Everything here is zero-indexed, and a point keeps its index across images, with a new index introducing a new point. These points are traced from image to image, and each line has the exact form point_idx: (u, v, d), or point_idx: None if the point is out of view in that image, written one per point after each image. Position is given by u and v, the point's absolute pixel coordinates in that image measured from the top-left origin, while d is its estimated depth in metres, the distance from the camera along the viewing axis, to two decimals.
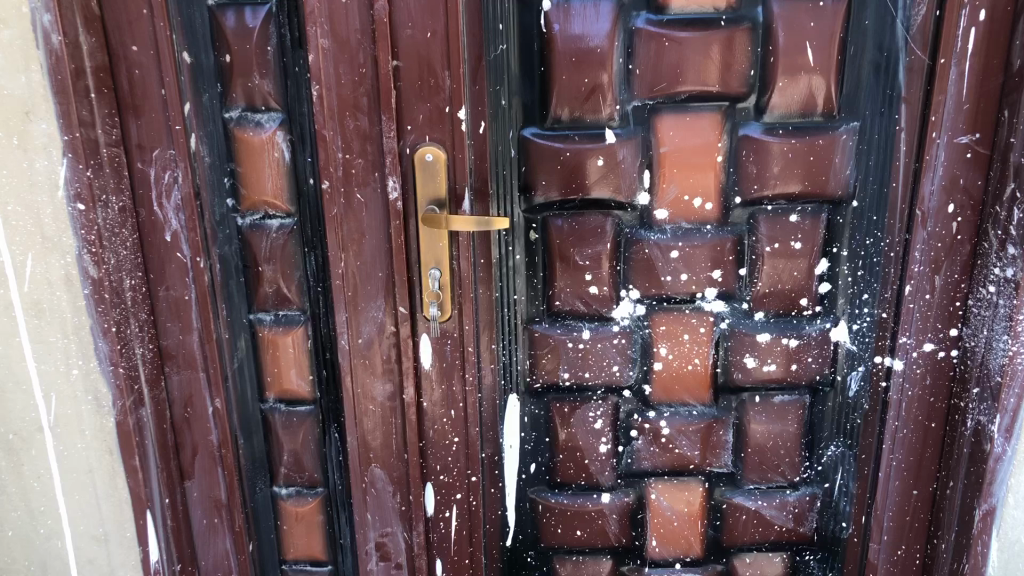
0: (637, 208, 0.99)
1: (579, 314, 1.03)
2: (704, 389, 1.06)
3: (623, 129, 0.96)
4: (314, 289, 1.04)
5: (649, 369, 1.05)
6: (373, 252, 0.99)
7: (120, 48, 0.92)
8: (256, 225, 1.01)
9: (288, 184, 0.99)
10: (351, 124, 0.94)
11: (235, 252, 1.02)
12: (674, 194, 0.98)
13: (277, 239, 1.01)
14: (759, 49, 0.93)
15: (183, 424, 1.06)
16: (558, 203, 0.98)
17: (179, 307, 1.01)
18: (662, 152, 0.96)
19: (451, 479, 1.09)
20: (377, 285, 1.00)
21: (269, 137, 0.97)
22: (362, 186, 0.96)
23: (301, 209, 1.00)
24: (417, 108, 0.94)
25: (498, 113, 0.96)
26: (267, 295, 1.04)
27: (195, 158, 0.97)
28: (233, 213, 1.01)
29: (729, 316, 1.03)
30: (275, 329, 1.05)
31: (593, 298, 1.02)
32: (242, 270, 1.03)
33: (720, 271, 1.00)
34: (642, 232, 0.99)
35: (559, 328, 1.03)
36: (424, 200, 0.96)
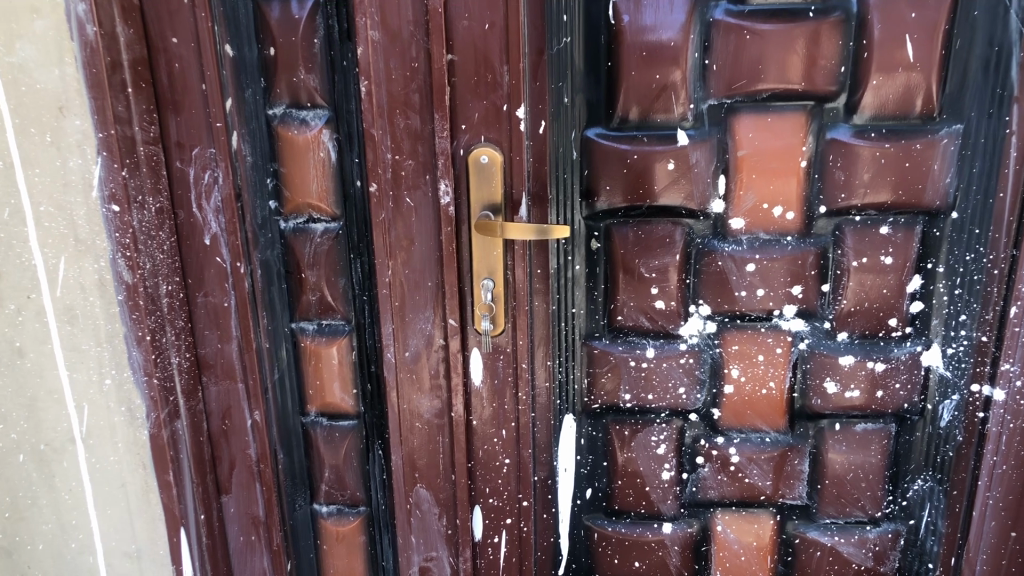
0: (710, 217, 0.90)
1: (643, 330, 0.95)
2: (779, 414, 0.97)
3: (697, 130, 0.87)
4: (359, 298, 0.97)
5: (718, 392, 0.97)
6: (422, 260, 0.92)
7: (159, 40, 0.86)
8: (300, 229, 0.95)
9: (334, 186, 0.93)
10: (402, 122, 0.87)
11: (278, 256, 0.97)
12: (752, 202, 0.89)
13: (321, 244, 0.95)
14: (851, 44, 0.84)
15: (220, 438, 1.01)
16: (623, 209, 0.91)
17: (218, 315, 0.96)
18: (740, 155, 0.87)
19: (501, 503, 1.02)
20: (426, 295, 0.94)
21: (314, 136, 0.91)
22: (412, 189, 0.89)
23: (348, 213, 0.94)
24: (473, 106, 0.87)
25: (560, 111, 0.89)
26: (310, 303, 0.98)
27: (237, 158, 0.90)
28: (276, 215, 0.96)
29: (809, 336, 0.94)
30: (318, 340, 0.99)
31: (659, 314, 0.94)
32: (285, 275, 0.98)
33: (800, 287, 0.91)
34: (715, 242, 0.91)
35: (622, 345, 0.95)
36: (478, 205, 0.89)
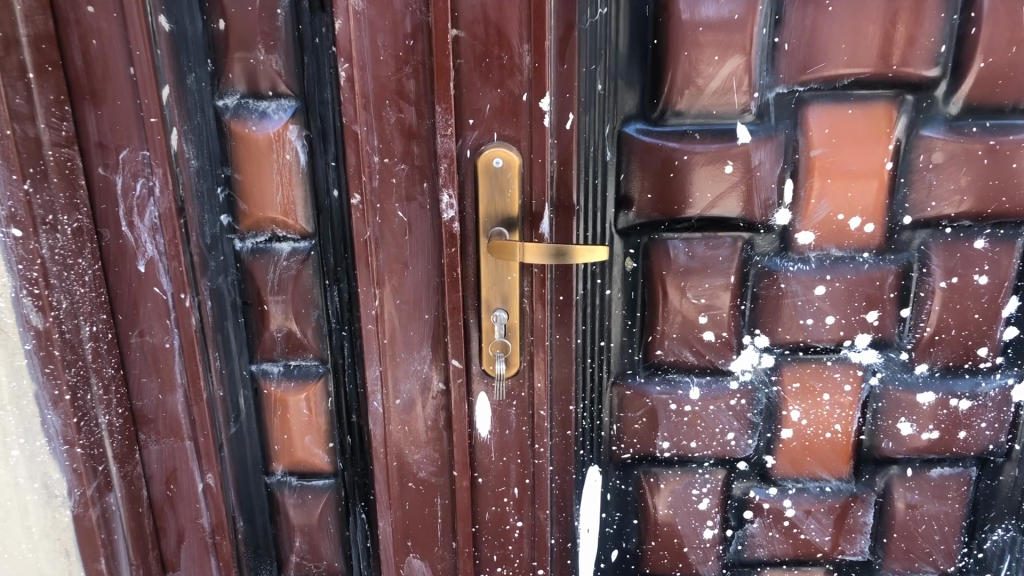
0: (773, 230, 0.74)
1: (686, 367, 0.79)
2: (843, 461, 0.82)
3: (762, 125, 0.70)
4: (336, 334, 0.79)
5: (773, 437, 0.81)
6: (418, 288, 0.74)
7: (71, 9, 0.66)
8: (260, 251, 0.76)
9: (303, 196, 0.73)
10: (392, 116, 0.69)
11: (232, 284, 0.78)
12: (825, 213, 0.73)
13: (288, 268, 0.76)
14: (955, 18, 0.67)
15: (165, 506, 0.82)
16: (666, 221, 0.74)
17: (157, 358, 0.77)
18: (813, 156, 0.71)
19: (511, 571, 0.85)
20: (422, 330, 0.76)
21: (277, 133, 0.71)
22: (405, 200, 0.71)
23: (321, 229, 0.75)
24: (483, 95, 0.68)
25: (592, 101, 0.70)
26: (274, 341, 0.78)
27: (178, 162, 0.70)
28: (229, 233, 0.76)
29: (882, 370, 0.78)
30: (285, 385, 0.80)
31: (707, 347, 0.77)
32: (242, 308, 0.79)
33: (877, 313, 0.76)
34: (778, 261, 0.75)
35: (661, 384, 0.79)
36: (489, 219, 0.71)
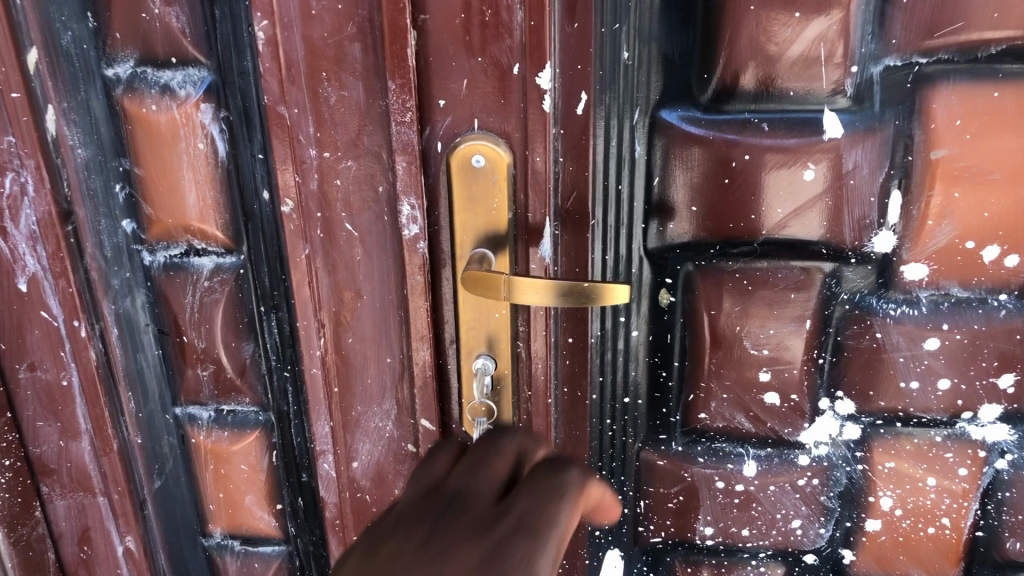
0: (870, 261, 0.52)
1: (739, 436, 0.59)
2: (950, 564, 0.60)
3: (860, 114, 0.49)
4: (277, 374, 0.60)
5: (854, 528, 0.61)
6: (376, 323, 0.56)
7: None
8: (175, 267, 0.58)
9: (224, 198, 0.55)
10: (331, 95, 0.49)
11: (144, 306, 0.60)
12: (948, 238, 0.50)
13: (211, 292, 0.58)
14: None
15: (80, 570, 0.67)
16: (718, 244, 0.53)
17: (54, 399, 0.61)
18: (936, 158, 0.48)
19: None
20: (383, 378, 0.58)
21: (182, 116, 0.52)
22: (355, 209, 0.53)
23: (250, 242, 0.56)
24: (457, 66, 0.48)
25: (614, 75, 0.50)
26: (200, 381, 0.61)
27: (56, 150, 0.52)
28: (136, 243, 0.58)
29: (1015, 450, 0.56)
30: (217, 435, 0.63)
31: (769, 413, 0.57)
32: (158, 336, 0.61)
33: (1013, 378, 0.54)
34: (874, 303, 0.53)
35: (704, 454, 0.59)
36: (469, 238, 0.51)
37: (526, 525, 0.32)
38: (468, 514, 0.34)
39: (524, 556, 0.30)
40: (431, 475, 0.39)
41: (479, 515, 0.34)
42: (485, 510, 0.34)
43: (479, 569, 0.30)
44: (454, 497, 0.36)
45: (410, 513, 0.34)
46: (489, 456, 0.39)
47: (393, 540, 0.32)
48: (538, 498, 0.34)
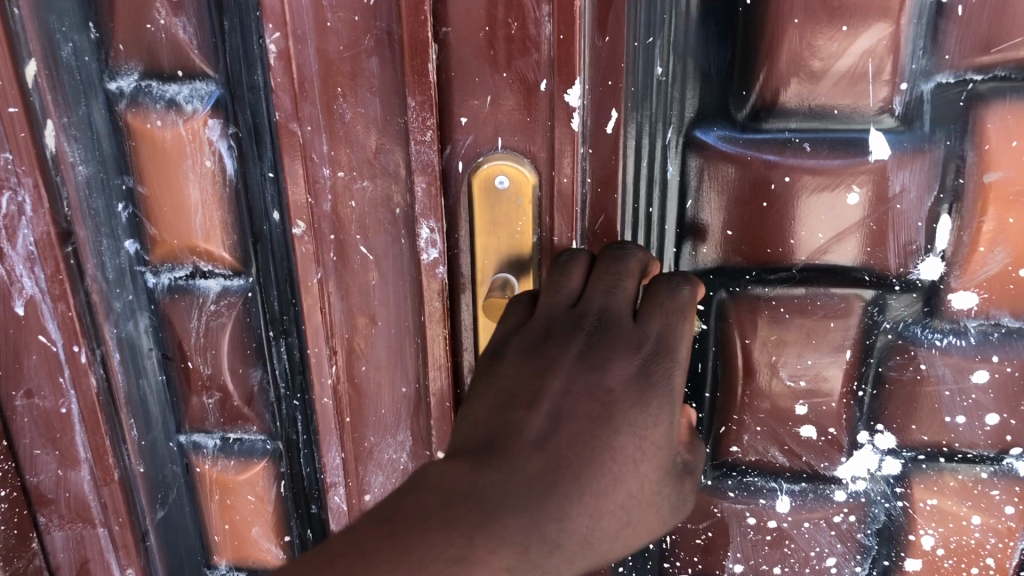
0: (915, 289, 0.49)
1: (772, 470, 0.56)
2: None
3: (908, 135, 0.46)
4: (286, 402, 0.58)
5: (891, 567, 0.58)
6: (391, 350, 0.53)
7: None
8: (180, 290, 0.55)
9: (231, 219, 0.52)
10: (346, 112, 0.47)
11: (148, 330, 0.57)
12: (1000, 265, 0.47)
13: (217, 316, 0.55)
14: None
15: None
16: (755, 269, 0.50)
17: (52, 428, 0.58)
18: (988, 180, 0.46)
19: None
20: (398, 408, 0.55)
21: (187, 132, 0.50)
22: (370, 232, 0.50)
23: (259, 265, 0.54)
24: (480, 82, 0.45)
25: (648, 91, 0.47)
26: (205, 408, 0.58)
27: (56, 167, 0.49)
28: (139, 265, 0.55)
29: None
30: (223, 465, 0.60)
31: (805, 447, 0.54)
32: (162, 362, 0.58)
33: None
34: (918, 332, 0.50)
35: (735, 489, 0.57)
36: (492, 261, 0.49)
37: (662, 347, 0.39)
38: (616, 342, 0.38)
39: (666, 383, 0.38)
40: (564, 291, 0.42)
41: (625, 333, 0.39)
42: (627, 341, 0.38)
43: (632, 384, 0.37)
44: (598, 321, 0.39)
45: (558, 329, 0.39)
46: (620, 270, 0.42)
47: (555, 348, 0.38)
48: (669, 319, 0.40)
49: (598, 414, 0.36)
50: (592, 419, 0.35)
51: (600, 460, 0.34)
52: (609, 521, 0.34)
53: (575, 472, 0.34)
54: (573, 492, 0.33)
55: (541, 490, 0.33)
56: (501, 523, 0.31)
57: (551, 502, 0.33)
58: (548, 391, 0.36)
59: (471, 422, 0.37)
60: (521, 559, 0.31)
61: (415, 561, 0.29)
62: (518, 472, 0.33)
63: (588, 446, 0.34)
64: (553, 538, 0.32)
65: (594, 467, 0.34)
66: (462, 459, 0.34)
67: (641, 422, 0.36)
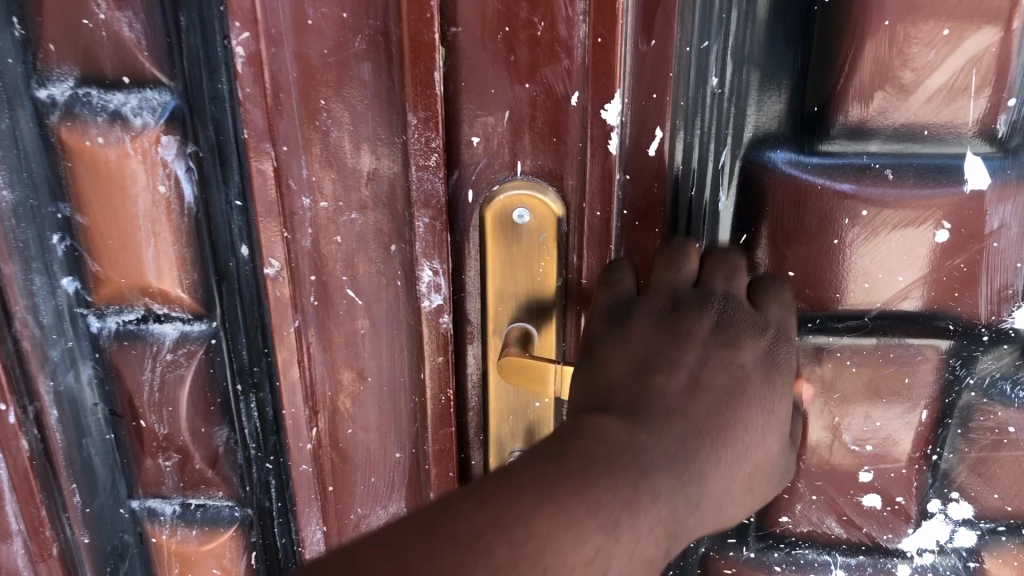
0: (1009, 341, 0.41)
1: (825, 542, 0.49)
2: None
3: (1012, 160, 0.38)
4: (258, 466, 0.49)
5: None
6: (383, 412, 0.45)
7: None
8: (130, 337, 0.46)
9: (190, 254, 0.43)
10: (331, 129, 0.38)
11: (92, 383, 0.48)
12: None
13: (175, 368, 0.46)
14: None
15: None
16: (818, 317, 0.42)
17: None
18: None
19: None
20: (392, 476, 0.46)
21: (135, 150, 0.41)
22: (359, 273, 0.41)
23: (223, 308, 0.45)
24: (497, 94, 0.37)
25: (697, 107, 0.39)
26: (162, 472, 0.50)
27: None
28: (80, 306, 0.46)
29: None
30: (184, 535, 0.51)
31: (866, 516, 0.47)
32: (109, 419, 0.49)
33: None
34: (1008, 389, 0.43)
35: (782, 563, 0.50)
36: (507, 309, 0.41)
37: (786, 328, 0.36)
38: (743, 325, 0.35)
39: (791, 356, 0.35)
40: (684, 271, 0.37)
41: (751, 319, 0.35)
42: (754, 324, 0.35)
43: (763, 366, 0.34)
44: (725, 306, 0.35)
45: (686, 307, 0.35)
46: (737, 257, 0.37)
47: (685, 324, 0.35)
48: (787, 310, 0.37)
49: (731, 389, 0.33)
50: (724, 391, 0.33)
51: (733, 426, 0.32)
52: (731, 496, 0.32)
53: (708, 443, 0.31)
54: (711, 458, 0.31)
55: (683, 453, 0.30)
56: (658, 478, 0.29)
57: (692, 466, 0.30)
58: (684, 356, 0.34)
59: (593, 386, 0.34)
60: (676, 518, 0.29)
61: (592, 493, 0.27)
62: (667, 434, 0.31)
63: (721, 410, 0.32)
64: (695, 500, 0.30)
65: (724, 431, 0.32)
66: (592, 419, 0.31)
67: (768, 397, 0.34)
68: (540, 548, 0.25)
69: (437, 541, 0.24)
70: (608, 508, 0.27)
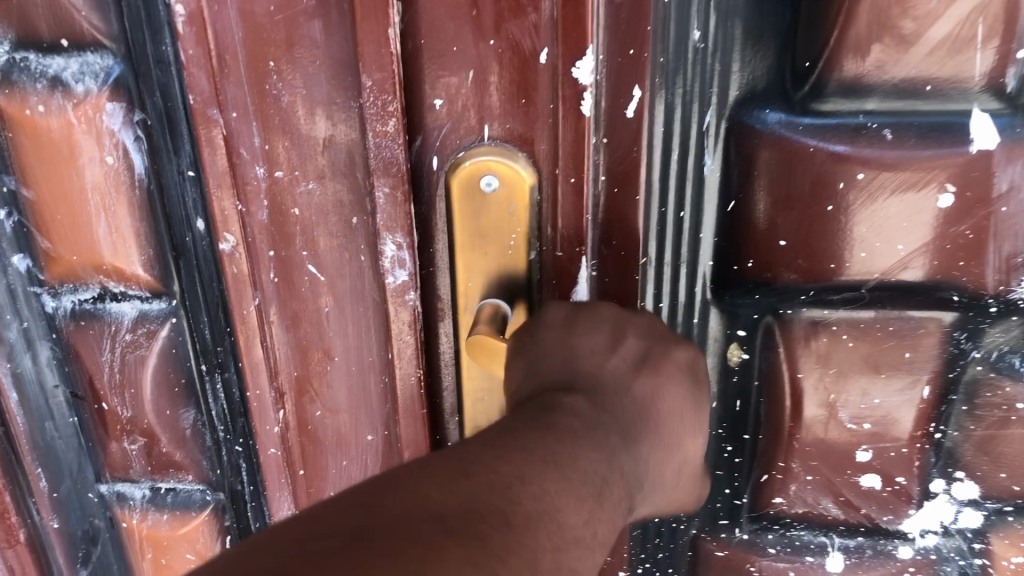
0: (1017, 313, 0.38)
1: (821, 523, 0.46)
2: None
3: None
4: (227, 449, 0.47)
5: None
6: (353, 394, 0.42)
7: None
8: (87, 316, 0.44)
9: (143, 229, 0.41)
10: (283, 93, 0.35)
11: (52, 364, 0.46)
12: None
13: (135, 349, 0.44)
14: None
15: None
16: (813, 289, 0.39)
17: None
18: None
19: None
20: (364, 459, 0.44)
21: (78, 119, 0.38)
22: (320, 248, 0.39)
23: (182, 285, 0.42)
24: (459, 52, 0.34)
25: (678, 65, 0.36)
26: (128, 456, 0.48)
27: None
28: (33, 285, 0.43)
29: None
30: (155, 521, 0.50)
31: (864, 497, 0.45)
32: (72, 401, 0.47)
33: None
34: (1017, 364, 0.40)
35: (776, 545, 0.48)
36: (479, 284, 0.38)
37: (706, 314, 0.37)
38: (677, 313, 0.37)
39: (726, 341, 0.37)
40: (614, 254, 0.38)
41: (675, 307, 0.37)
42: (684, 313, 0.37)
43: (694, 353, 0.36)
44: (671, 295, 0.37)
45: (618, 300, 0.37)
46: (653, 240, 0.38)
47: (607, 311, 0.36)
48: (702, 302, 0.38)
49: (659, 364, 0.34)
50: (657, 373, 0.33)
51: (672, 415, 0.33)
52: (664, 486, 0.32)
53: (639, 429, 0.31)
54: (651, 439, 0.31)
55: (631, 435, 0.30)
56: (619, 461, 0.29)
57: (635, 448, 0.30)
58: (625, 343, 0.34)
59: (545, 364, 0.33)
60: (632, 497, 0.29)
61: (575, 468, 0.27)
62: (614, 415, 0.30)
63: (658, 394, 0.33)
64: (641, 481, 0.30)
65: (655, 419, 0.32)
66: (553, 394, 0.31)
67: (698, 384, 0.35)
68: (534, 515, 0.24)
69: (443, 494, 0.23)
70: (591, 479, 0.27)
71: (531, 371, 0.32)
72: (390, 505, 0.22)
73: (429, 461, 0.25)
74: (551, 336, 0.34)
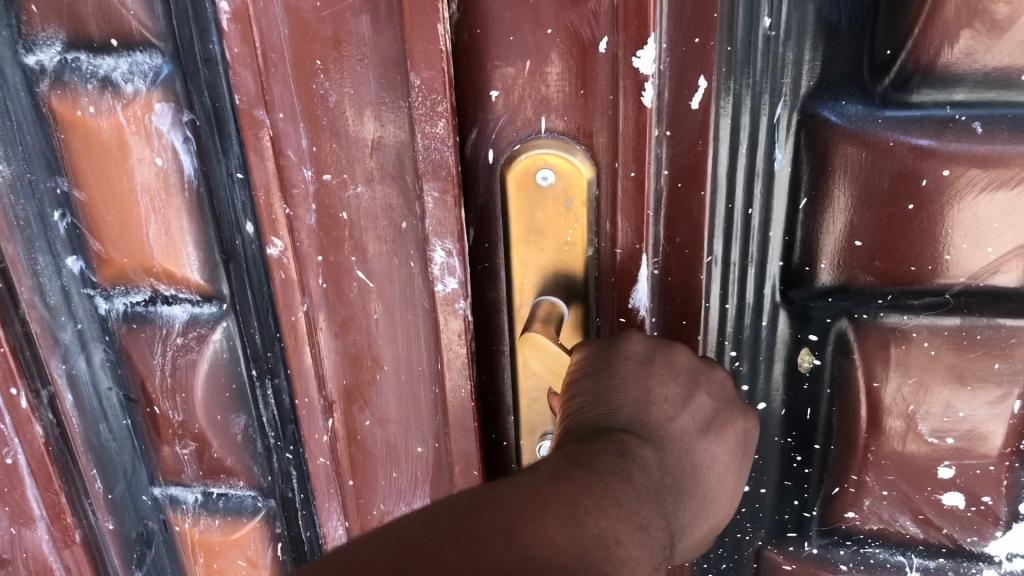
0: None
1: (897, 540, 0.43)
2: None
3: None
4: (277, 454, 0.46)
5: None
6: (403, 402, 0.41)
7: None
8: (139, 319, 0.44)
9: (192, 231, 0.40)
10: (330, 92, 0.34)
11: (105, 367, 0.46)
12: None
13: (186, 353, 0.43)
14: None
15: None
16: (891, 291, 0.37)
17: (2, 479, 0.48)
18: None
19: None
20: (413, 469, 0.43)
21: (128, 120, 0.38)
22: (369, 251, 0.37)
23: (231, 289, 0.42)
24: (515, 42, 0.32)
25: (749, 54, 0.33)
26: (180, 460, 0.47)
27: None
28: (87, 287, 0.43)
29: None
30: (208, 525, 0.49)
31: (945, 515, 0.41)
32: (125, 404, 0.47)
33: None
34: None
35: (849, 562, 0.44)
36: (536, 281, 0.37)
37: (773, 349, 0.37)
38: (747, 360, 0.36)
39: None
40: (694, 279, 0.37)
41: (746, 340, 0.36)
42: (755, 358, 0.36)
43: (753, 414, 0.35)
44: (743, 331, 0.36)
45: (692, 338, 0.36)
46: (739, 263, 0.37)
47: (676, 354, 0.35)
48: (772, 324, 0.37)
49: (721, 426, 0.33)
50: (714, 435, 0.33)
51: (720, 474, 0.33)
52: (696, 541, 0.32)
53: (690, 494, 0.31)
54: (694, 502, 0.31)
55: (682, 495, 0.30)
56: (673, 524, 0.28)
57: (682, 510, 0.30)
58: (698, 401, 0.33)
59: (619, 399, 0.32)
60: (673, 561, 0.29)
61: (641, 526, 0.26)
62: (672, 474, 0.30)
63: (710, 460, 0.32)
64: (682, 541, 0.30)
65: (704, 486, 0.32)
66: (627, 439, 0.30)
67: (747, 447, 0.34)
68: None
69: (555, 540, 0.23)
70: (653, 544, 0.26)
71: (599, 401, 0.32)
72: (528, 539, 0.23)
73: (541, 494, 0.25)
74: (630, 371, 0.32)
